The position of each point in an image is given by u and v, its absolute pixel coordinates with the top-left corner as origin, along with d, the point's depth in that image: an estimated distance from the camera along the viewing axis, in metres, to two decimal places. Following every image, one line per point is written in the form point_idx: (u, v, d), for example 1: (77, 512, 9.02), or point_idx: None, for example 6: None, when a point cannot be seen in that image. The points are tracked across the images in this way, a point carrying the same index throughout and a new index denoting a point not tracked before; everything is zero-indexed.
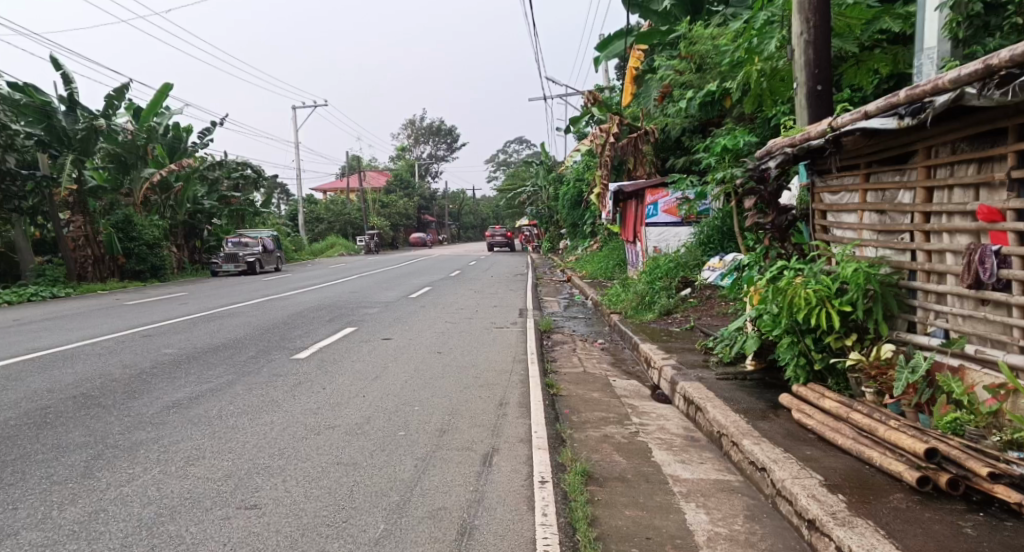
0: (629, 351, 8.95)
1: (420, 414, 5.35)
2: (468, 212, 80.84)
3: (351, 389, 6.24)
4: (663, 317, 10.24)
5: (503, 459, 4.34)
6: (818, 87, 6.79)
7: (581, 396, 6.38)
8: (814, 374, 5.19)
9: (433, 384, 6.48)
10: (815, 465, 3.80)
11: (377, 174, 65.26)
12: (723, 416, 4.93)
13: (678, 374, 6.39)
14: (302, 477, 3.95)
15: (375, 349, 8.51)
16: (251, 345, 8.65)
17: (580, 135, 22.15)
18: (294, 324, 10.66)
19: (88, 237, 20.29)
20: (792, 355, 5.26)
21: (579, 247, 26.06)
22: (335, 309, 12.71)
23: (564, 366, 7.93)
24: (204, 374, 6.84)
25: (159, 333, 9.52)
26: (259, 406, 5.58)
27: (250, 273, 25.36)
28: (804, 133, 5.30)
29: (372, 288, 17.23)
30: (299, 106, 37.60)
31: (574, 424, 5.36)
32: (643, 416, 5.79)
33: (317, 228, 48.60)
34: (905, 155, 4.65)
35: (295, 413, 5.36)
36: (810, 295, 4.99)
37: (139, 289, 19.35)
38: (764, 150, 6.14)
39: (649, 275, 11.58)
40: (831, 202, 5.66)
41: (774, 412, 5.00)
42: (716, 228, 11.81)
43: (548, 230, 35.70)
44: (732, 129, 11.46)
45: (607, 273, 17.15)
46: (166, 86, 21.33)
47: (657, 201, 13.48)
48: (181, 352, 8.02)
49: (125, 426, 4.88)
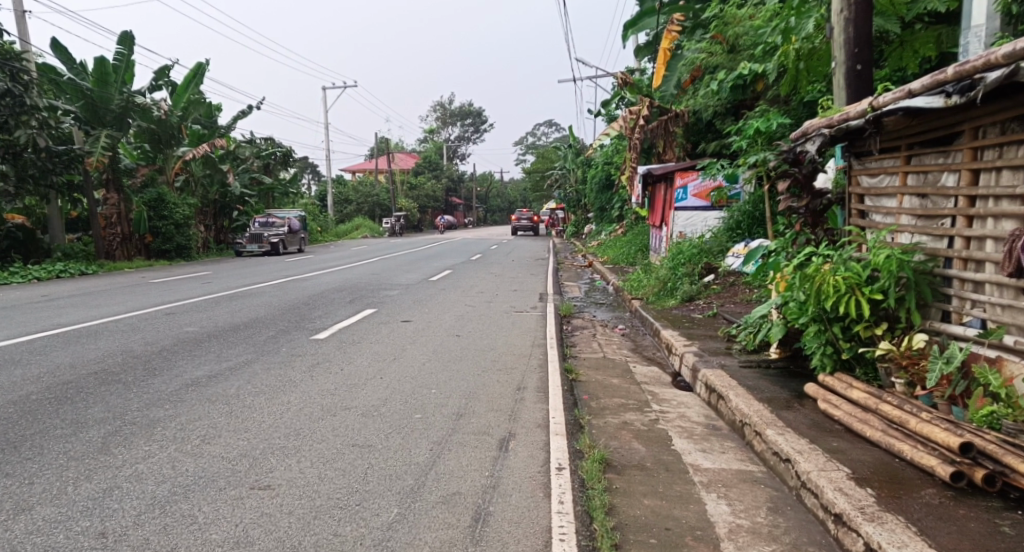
0: (650, 337, 8.84)
1: (437, 397, 5.32)
2: (496, 196, 80.73)
3: (369, 370, 6.24)
4: (686, 303, 10.07)
5: (520, 444, 4.27)
6: (857, 66, 6.54)
7: (601, 382, 6.29)
8: (841, 364, 5.03)
9: (452, 367, 6.44)
10: (842, 457, 3.67)
11: (405, 156, 65.37)
12: (746, 405, 4.81)
13: (700, 361, 6.29)
14: (317, 458, 3.93)
15: (395, 330, 8.51)
16: (272, 324, 8.70)
17: (609, 117, 21.85)
18: (315, 305, 10.71)
19: (121, 214, 20.62)
20: (818, 343, 5.11)
21: (604, 231, 25.84)
22: (358, 291, 12.76)
23: (584, 351, 7.86)
24: (225, 352, 6.88)
25: (183, 311, 9.64)
26: (276, 386, 5.59)
27: (274, 253, 25.57)
28: (843, 113, 5.10)
29: (395, 270, 17.29)
30: (328, 87, 37.71)
31: (592, 411, 5.28)
32: (664, 403, 5.69)
33: (345, 209, 48.90)
34: (950, 135, 4.45)
35: (311, 394, 5.36)
36: (838, 282, 4.82)
37: (167, 267, 19.63)
38: (799, 132, 5.95)
39: (672, 260, 11.41)
40: (870, 185, 5.49)
41: (800, 401, 4.86)
42: (746, 214, 11.63)
43: (574, 213, 35.44)
44: (766, 111, 11.14)
45: (630, 258, 16.97)
46: (200, 65, 21.61)
47: (686, 184, 13.24)
48: (204, 330, 8.10)
49: (144, 403, 4.92)
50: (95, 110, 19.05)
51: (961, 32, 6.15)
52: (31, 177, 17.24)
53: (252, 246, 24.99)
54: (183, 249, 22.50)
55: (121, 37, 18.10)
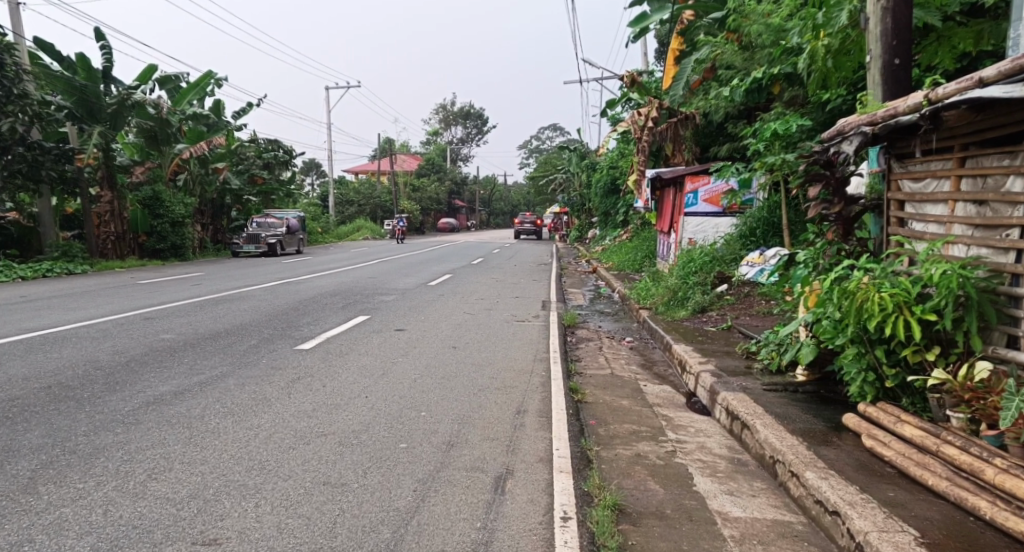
0: (660, 351, 8.24)
1: (426, 423, 4.72)
2: (499, 199, 80.27)
3: (354, 389, 5.64)
4: (697, 315, 9.46)
5: (518, 485, 3.69)
6: (895, 61, 5.98)
7: (609, 404, 5.71)
8: (885, 393, 4.46)
9: (445, 385, 5.85)
10: (904, 514, 3.08)
11: (407, 157, 64.86)
12: (778, 438, 4.22)
13: (719, 383, 5.70)
14: (280, 501, 3.35)
15: (387, 341, 7.93)
16: (256, 332, 8.11)
17: (616, 119, 21.34)
18: (305, 311, 10.11)
19: (114, 212, 20.12)
20: (857, 369, 4.53)
21: (608, 237, 25.30)
22: (352, 296, 12.17)
23: (589, 367, 7.25)
24: (198, 364, 6.29)
25: (163, 316, 9.04)
26: (248, 406, 4.99)
27: (271, 255, 25.01)
28: (891, 108, 4.53)
29: (392, 274, 16.70)
30: (332, 86, 37.24)
31: (600, 440, 4.68)
32: (680, 430, 5.09)
33: (347, 211, 48.33)
34: (1018, 134, 3.90)
35: (285, 416, 4.77)
36: (884, 299, 4.24)
37: (159, 268, 19.08)
38: (833, 130, 5.41)
39: (683, 269, 10.83)
40: (913, 190, 4.96)
41: (838, 435, 4.25)
42: (762, 221, 11.04)
43: (578, 217, 34.90)
44: (783, 114, 10.54)
45: (637, 265, 16.40)
46: (209, 70, 21.34)
47: (697, 189, 12.64)
48: (181, 338, 7.51)
49: (93, 426, 4.34)
50: (87, 104, 18.39)
51: (1011, 24, 5.51)
52: (20, 172, 16.63)
53: (249, 247, 24.40)
54: (178, 249, 21.94)
55: (95, 32, 17.68)
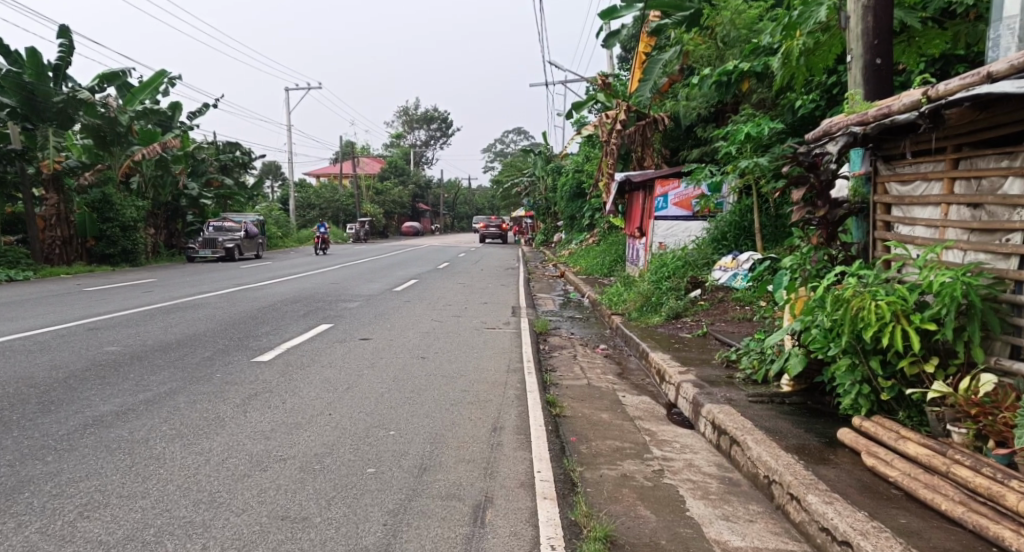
0: (636, 359, 7.99)
1: (395, 443, 4.37)
2: (463, 202, 79.87)
3: (316, 406, 5.25)
4: (671, 321, 9.25)
5: (500, 515, 3.37)
6: (876, 61, 5.83)
7: (588, 418, 5.42)
8: (880, 406, 4.25)
9: (415, 400, 5.49)
10: (922, 546, 2.86)
11: (370, 160, 64.07)
12: (772, 456, 3.98)
13: (702, 395, 5.46)
14: (232, 542, 2.96)
15: (351, 351, 7.53)
16: (210, 343, 7.63)
17: (582, 123, 21.19)
18: (264, 319, 9.62)
19: (61, 215, 19.38)
20: (852, 381, 4.31)
21: (574, 241, 25.15)
22: (313, 303, 11.69)
23: (564, 377, 6.97)
24: (146, 379, 5.81)
25: (109, 326, 8.46)
26: (200, 426, 4.57)
27: (228, 259, 24.22)
28: (883, 108, 4.36)
29: (356, 279, 16.20)
30: (293, 88, 36.43)
31: (583, 459, 4.38)
32: (665, 446, 4.83)
33: (308, 214, 47.41)
34: (1019, 134, 3.74)
35: (241, 437, 4.37)
36: (880, 307, 4.03)
37: (108, 274, 18.26)
38: (818, 131, 5.23)
39: (655, 274, 10.65)
40: (902, 193, 4.81)
41: (834, 452, 4.03)
42: (733, 225, 10.92)
43: (544, 221, 34.77)
44: (752, 116, 10.44)
45: (606, 269, 16.23)
46: (162, 70, 20.57)
47: (667, 192, 12.47)
48: (127, 351, 6.99)
49: (20, 454, 3.87)
50: (34, 104, 17.52)
51: (991, 24, 5.24)
52: None
53: (206, 251, 23.58)
54: (129, 254, 21.03)
55: (58, 30, 16.79)
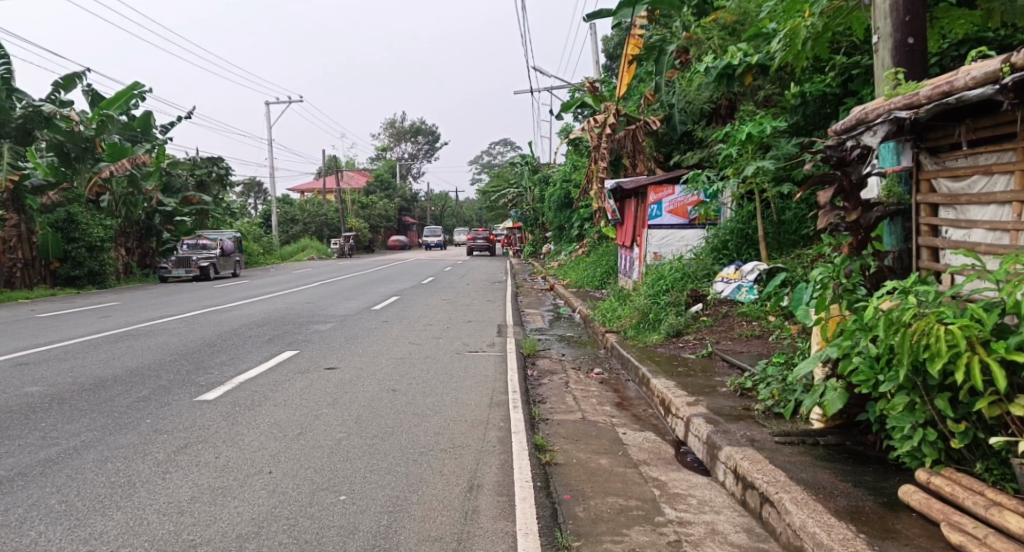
0: (635, 386, 7.10)
1: (345, 516, 3.48)
2: (451, 215, 79.07)
3: (257, 460, 4.33)
4: (672, 340, 8.39)
5: None
6: (909, 40, 5.04)
7: (585, 465, 4.55)
8: (949, 457, 3.41)
9: (378, 448, 4.59)
10: None
11: (356, 173, 63.12)
12: (822, 527, 3.11)
13: (718, 434, 4.60)
14: None
15: (314, 383, 6.63)
16: (153, 379, 6.69)
17: (570, 130, 20.49)
18: (222, 347, 8.68)
19: (22, 236, 18.15)
20: (911, 422, 3.48)
21: (563, 252, 24.36)
22: (282, 325, 10.76)
23: (555, 409, 6.09)
24: (57, 430, 4.88)
25: (42, 360, 7.49)
26: (100, 496, 3.66)
27: (204, 278, 23.21)
28: (942, 85, 3.61)
29: (334, 298, 15.25)
30: (273, 103, 35.51)
31: (581, 528, 3.52)
32: (679, 503, 3.94)
33: (291, 230, 46.29)
34: None
35: (148, 512, 3.46)
36: (951, 332, 3.20)
37: (72, 297, 17.21)
38: (846, 122, 4.53)
39: (652, 288, 9.80)
40: (955, 190, 4.10)
41: (898, 519, 3.19)
42: (734, 233, 10.10)
43: (532, 232, 33.95)
44: (753, 114, 9.68)
45: (597, 282, 15.43)
46: (135, 82, 19.74)
47: (661, 199, 11.63)
48: (52, 392, 6.05)
49: None
50: None
51: None
52: None
53: (179, 271, 22.52)
54: (97, 275, 19.98)
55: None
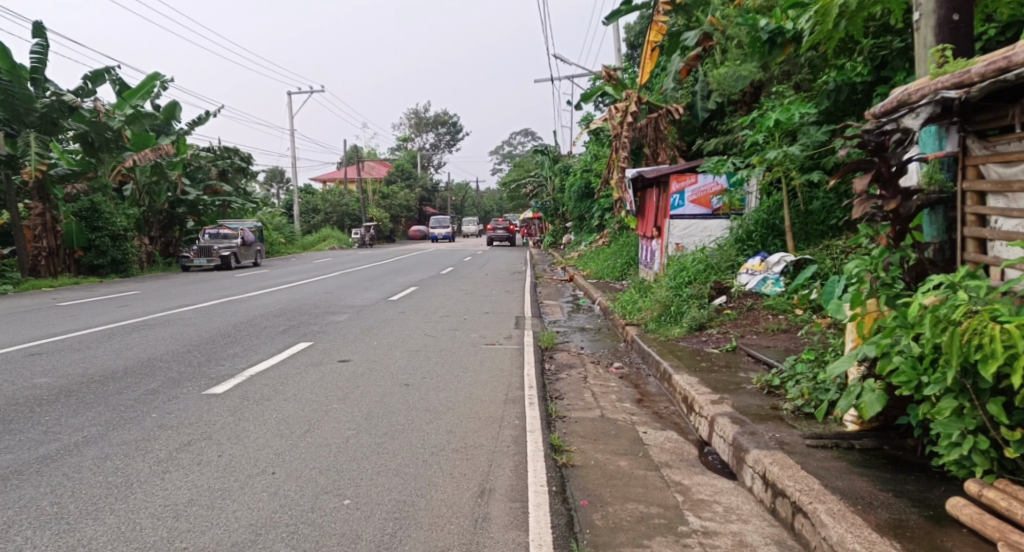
0: (655, 381, 6.84)
1: (349, 523, 3.29)
2: (471, 205, 78.86)
3: (262, 459, 4.16)
4: (694, 333, 8.10)
5: None
6: (954, 16, 4.68)
7: (603, 467, 4.32)
8: (1002, 467, 3.13)
9: (386, 448, 4.39)
10: None
11: (376, 164, 63.11)
12: (861, 544, 2.86)
13: (745, 436, 4.34)
14: None
15: (325, 377, 6.47)
16: (163, 371, 6.57)
17: (591, 118, 20.17)
18: (236, 338, 8.57)
19: (46, 225, 18.24)
20: (960, 429, 3.20)
21: (584, 242, 24.05)
22: (297, 316, 10.63)
23: (572, 406, 5.85)
24: (60, 425, 4.75)
25: (54, 350, 7.42)
26: (97, 498, 3.51)
27: (224, 268, 23.24)
28: (998, 62, 3.30)
29: (351, 288, 15.14)
30: (294, 93, 35.49)
31: (598, 538, 3.31)
32: (703, 511, 3.70)
33: (313, 219, 46.37)
34: None
35: (144, 516, 3.30)
36: (1008, 331, 2.92)
37: (94, 286, 17.27)
38: (886, 104, 4.24)
39: (674, 280, 9.50)
40: (1006, 176, 3.79)
41: (945, 537, 2.92)
42: (760, 223, 9.74)
43: (553, 222, 33.63)
44: (781, 101, 9.32)
45: (617, 273, 15.13)
46: (155, 72, 19.70)
47: (683, 189, 11.27)
48: (60, 383, 5.94)
49: None
50: (15, 108, 16.46)
51: None
52: None
53: (200, 260, 22.56)
54: (120, 264, 19.95)
55: (33, 28, 15.91)
